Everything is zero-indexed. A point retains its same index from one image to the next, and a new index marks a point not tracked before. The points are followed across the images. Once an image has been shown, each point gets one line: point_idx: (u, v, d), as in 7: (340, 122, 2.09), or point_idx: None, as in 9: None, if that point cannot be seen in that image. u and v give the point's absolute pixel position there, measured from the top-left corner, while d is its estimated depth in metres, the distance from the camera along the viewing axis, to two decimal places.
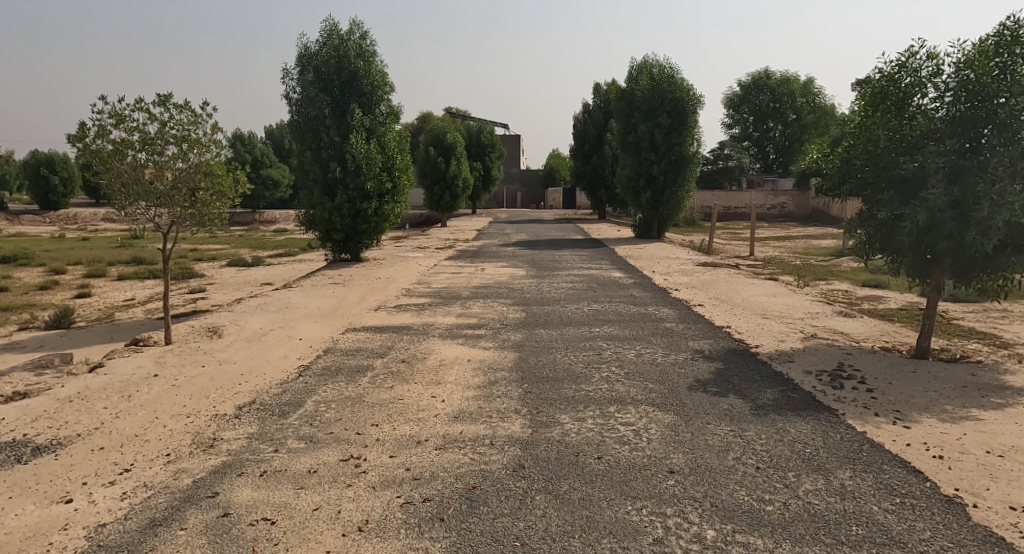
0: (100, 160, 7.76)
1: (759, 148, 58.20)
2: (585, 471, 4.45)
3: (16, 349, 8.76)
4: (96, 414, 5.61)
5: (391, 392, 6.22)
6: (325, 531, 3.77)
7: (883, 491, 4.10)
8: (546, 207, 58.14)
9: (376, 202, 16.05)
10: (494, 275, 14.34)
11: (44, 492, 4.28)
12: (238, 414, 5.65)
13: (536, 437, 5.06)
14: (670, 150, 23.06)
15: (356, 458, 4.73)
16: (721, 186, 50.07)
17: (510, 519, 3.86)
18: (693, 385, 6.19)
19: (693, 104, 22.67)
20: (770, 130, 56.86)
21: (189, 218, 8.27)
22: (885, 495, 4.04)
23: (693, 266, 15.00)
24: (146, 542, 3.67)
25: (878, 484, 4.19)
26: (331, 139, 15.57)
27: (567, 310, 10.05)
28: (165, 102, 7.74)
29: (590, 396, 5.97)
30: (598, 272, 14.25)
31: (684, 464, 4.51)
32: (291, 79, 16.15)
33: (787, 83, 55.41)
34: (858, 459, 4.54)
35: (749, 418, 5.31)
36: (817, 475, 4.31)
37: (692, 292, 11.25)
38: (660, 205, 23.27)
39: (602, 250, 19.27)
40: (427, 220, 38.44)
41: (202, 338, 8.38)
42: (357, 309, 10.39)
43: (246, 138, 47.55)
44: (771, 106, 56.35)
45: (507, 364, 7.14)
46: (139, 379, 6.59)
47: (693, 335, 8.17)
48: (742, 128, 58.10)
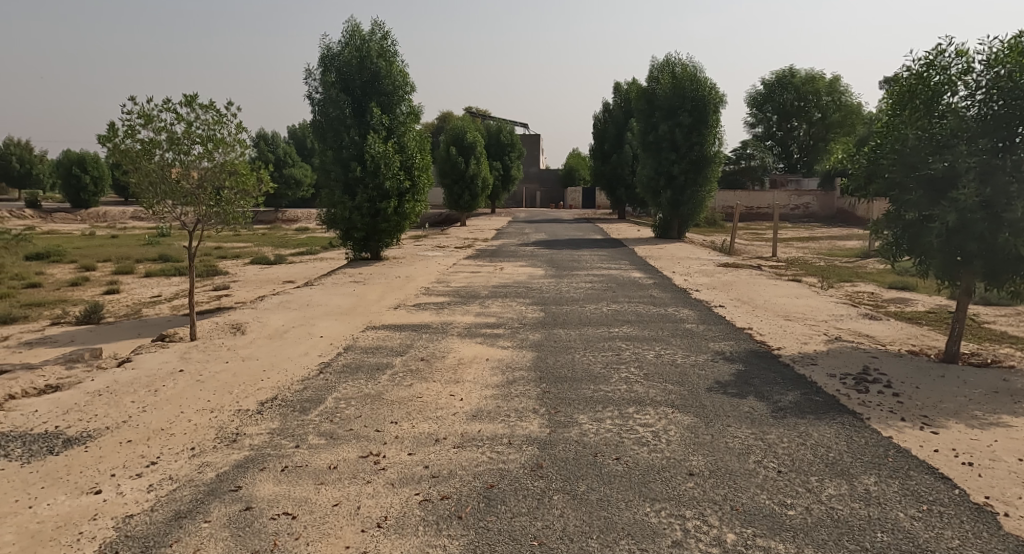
0: (130, 159, 7.91)
1: (782, 147, 57.50)
2: (603, 472, 4.45)
3: (47, 343, 8.99)
4: (124, 408, 5.73)
5: (410, 390, 6.27)
6: (345, 526, 3.82)
7: (910, 498, 4.05)
8: (565, 207, 58.11)
9: (395, 201, 16.13)
10: (513, 274, 14.36)
11: (74, 483, 4.39)
12: (260, 410, 5.74)
13: (554, 437, 5.07)
14: (691, 149, 22.81)
15: (375, 455, 4.78)
16: (743, 185, 49.37)
17: (528, 518, 3.88)
18: (713, 387, 6.16)
19: (715, 102, 22.40)
20: (794, 129, 56.22)
21: (214, 216, 8.42)
22: (911, 502, 3.99)
23: (715, 266, 14.89)
24: (172, 534, 3.75)
25: (905, 490, 4.14)
26: (352, 139, 15.69)
27: (586, 310, 10.04)
28: (191, 102, 7.86)
29: (609, 397, 5.96)
30: (616, 272, 14.18)
31: (704, 467, 4.49)
32: (314, 79, 16.30)
33: (813, 81, 54.80)
34: (883, 464, 4.49)
35: (771, 421, 5.27)
36: (841, 480, 4.26)
37: (712, 293, 11.19)
38: (680, 205, 22.96)
39: (622, 251, 19.15)
40: (446, 220, 38.75)
41: (225, 335, 8.50)
42: (376, 307, 10.49)
43: (269, 137, 48.14)
44: (795, 105, 55.73)
45: (525, 364, 7.14)
46: (165, 374, 6.71)
47: (713, 336, 8.11)
48: (766, 128, 57.47)
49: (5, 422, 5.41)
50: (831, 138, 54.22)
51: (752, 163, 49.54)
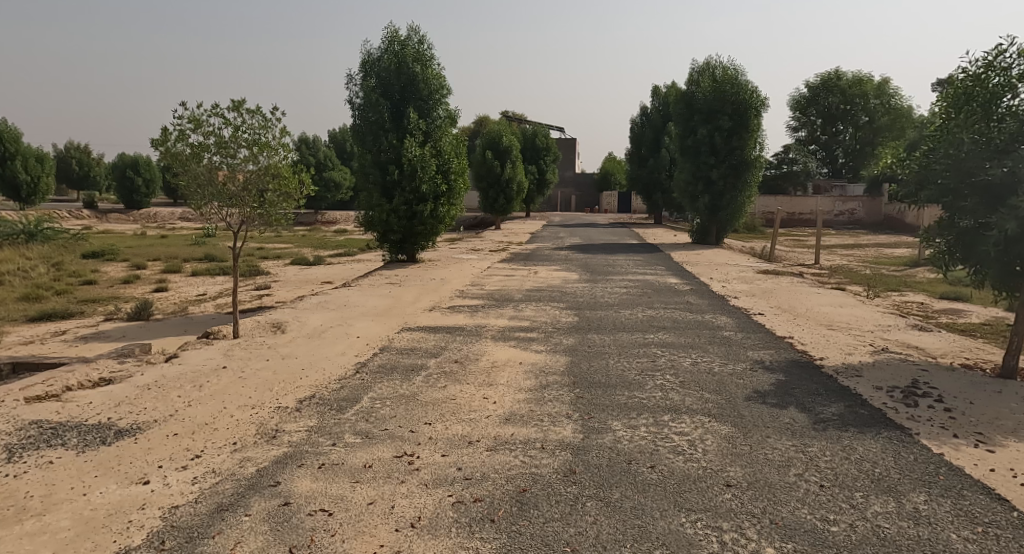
0: (179, 162, 8.18)
1: (826, 152, 56.30)
2: (637, 480, 4.42)
3: (100, 338, 9.35)
4: (171, 402, 5.92)
5: (444, 392, 6.33)
6: (379, 524, 3.88)
7: (964, 519, 3.92)
8: (600, 211, 57.87)
9: (432, 204, 16.29)
10: (547, 278, 14.35)
11: (124, 472, 4.56)
12: (299, 407, 5.86)
13: (587, 443, 5.05)
14: (730, 154, 22.46)
15: (410, 455, 4.84)
16: (784, 191, 48.38)
17: (561, 523, 3.89)
18: (752, 396, 6.06)
19: (756, 106, 22.01)
20: (839, 133, 55.01)
21: (258, 217, 8.64)
22: (965, 523, 3.86)
23: (753, 273, 14.65)
24: (215, 526, 3.86)
25: (958, 510, 4.01)
26: (390, 143, 15.92)
27: (621, 315, 9.99)
28: (238, 107, 8.09)
29: (643, 404, 5.92)
30: (652, 278, 14.06)
31: (742, 478, 4.43)
32: (354, 85, 16.59)
33: (860, 84, 53.59)
34: (934, 483, 4.35)
35: (813, 434, 5.16)
36: (888, 497, 4.16)
37: (751, 301, 11.01)
38: (719, 210, 22.62)
39: (658, 256, 18.97)
40: (481, 224, 38.97)
41: (267, 334, 8.71)
42: (412, 309, 10.62)
43: (311, 141, 49.21)
44: (841, 108, 54.53)
45: (559, 369, 7.13)
46: (209, 370, 6.91)
47: (753, 345, 7.98)
48: (810, 131, 56.36)
49: (61, 413, 5.65)
50: (879, 142, 52.86)
51: (794, 168, 48.53)
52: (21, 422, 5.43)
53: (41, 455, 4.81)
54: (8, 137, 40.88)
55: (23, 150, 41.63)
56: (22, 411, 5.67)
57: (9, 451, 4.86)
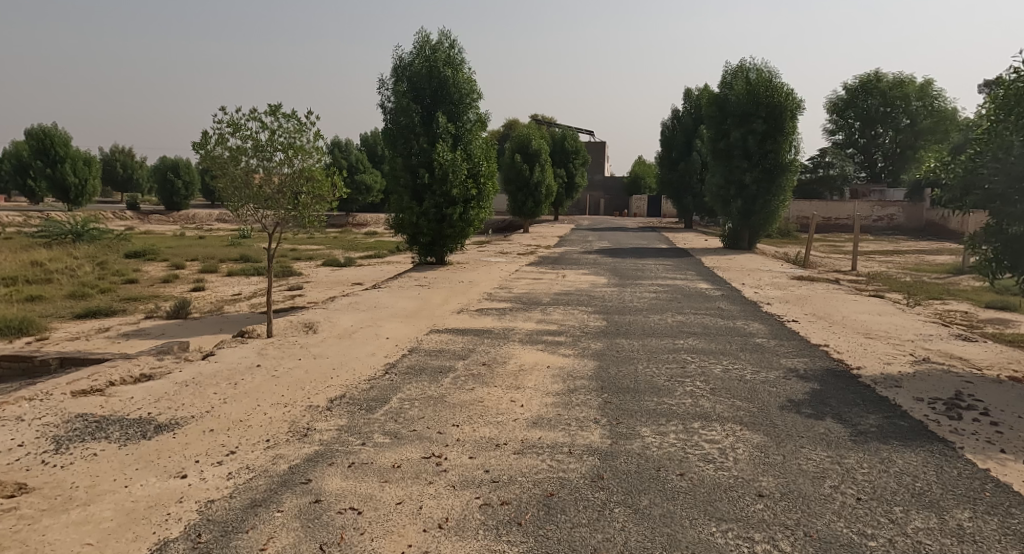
0: (218, 166, 8.38)
1: (865, 155, 55.15)
2: (666, 487, 4.38)
3: (141, 335, 9.61)
4: (207, 399, 6.06)
5: (473, 394, 6.36)
6: (407, 525, 3.91)
7: (1011, 538, 3.80)
8: (630, 215, 57.53)
9: (461, 207, 16.38)
10: (575, 282, 14.32)
11: (163, 466, 4.67)
12: (330, 407, 5.94)
13: (615, 448, 5.02)
14: (764, 158, 22.15)
15: (437, 456, 4.87)
16: (819, 195, 47.47)
17: (589, 529, 3.87)
18: (785, 405, 5.96)
19: (792, 108, 21.65)
20: (879, 136, 53.85)
21: (292, 219, 8.80)
22: (1012, 543, 3.74)
23: (787, 279, 14.41)
24: (248, 521, 3.93)
25: (1004, 529, 3.88)
26: (421, 146, 16.07)
27: (650, 320, 9.91)
28: (275, 111, 8.25)
29: (672, 410, 5.87)
30: (683, 283, 13.92)
31: (775, 489, 4.36)
32: (386, 89, 16.77)
33: (901, 86, 52.39)
34: (979, 499, 4.22)
35: (849, 445, 5.06)
36: (930, 513, 4.05)
37: (785, 307, 10.83)
38: (751, 215, 22.33)
39: (688, 261, 18.78)
40: (509, 227, 39.04)
41: (299, 333, 8.86)
42: (441, 311, 10.68)
43: (343, 144, 50.01)
44: (882, 110, 53.37)
45: (587, 373, 7.10)
46: (244, 368, 7.05)
47: (786, 352, 7.85)
48: (848, 134, 55.29)
49: (104, 407, 5.82)
50: (922, 146, 51.59)
51: (831, 172, 47.60)
52: (67, 414, 5.61)
53: (86, 447, 4.97)
54: (58, 141, 42.52)
55: (72, 154, 43.07)
56: (68, 404, 5.86)
57: (56, 442, 5.03)
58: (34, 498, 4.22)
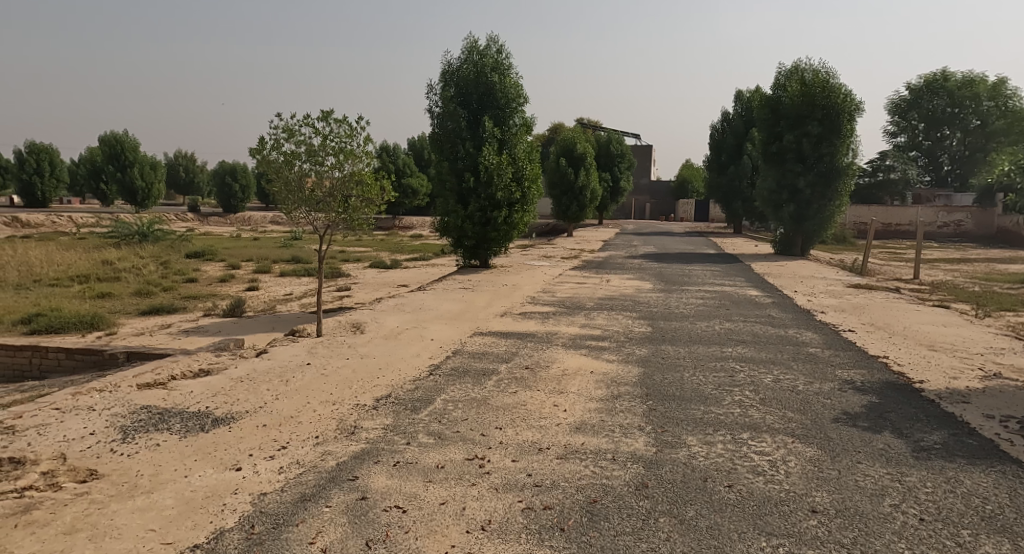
0: (273, 170, 8.62)
1: (930, 158, 53.08)
2: (713, 499, 4.29)
3: (199, 332, 9.95)
4: (260, 395, 6.22)
5: (515, 397, 6.35)
6: (450, 525, 3.93)
7: None
8: (676, 220, 56.71)
9: (506, 211, 16.41)
10: (619, 287, 14.19)
11: (219, 459, 4.81)
12: (376, 406, 6.01)
13: (661, 457, 4.93)
14: (819, 161, 21.49)
15: (480, 458, 4.88)
16: (879, 199, 45.87)
17: (633, 538, 3.82)
18: (841, 418, 5.75)
19: (850, 110, 20.94)
20: (945, 138, 51.77)
21: (342, 222, 8.97)
22: None
23: (842, 287, 13.97)
24: (298, 515, 4.01)
25: None
26: (467, 151, 16.19)
27: (696, 327, 9.74)
28: (327, 117, 8.43)
29: (720, 420, 5.74)
30: (731, 289, 13.64)
31: (829, 505, 4.21)
32: (435, 94, 16.96)
33: (971, 85, 50.24)
34: None
35: (911, 462, 4.85)
36: (1002, 538, 3.84)
37: (841, 316, 10.48)
38: (805, 220, 21.67)
39: (737, 267, 18.38)
40: (553, 231, 39.00)
41: (347, 334, 9.02)
42: (484, 314, 10.73)
43: (391, 148, 50.87)
44: (949, 111, 51.32)
45: (631, 379, 7.00)
46: (295, 366, 7.23)
47: (841, 363, 7.58)
48: (911, 137, 53.37)
49: (167, 400, 6.04)
50: (992, 148, 49.37)
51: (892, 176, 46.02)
52: (133, 406, 5.84)
53: (150, 438, 5.16)
54: (127, 146, 44.60)
55: (140, 159, 44.95)
56: (134, 396, 6.11)
57: (123, 432, 5.24)
58: (103, 484, 4.40)
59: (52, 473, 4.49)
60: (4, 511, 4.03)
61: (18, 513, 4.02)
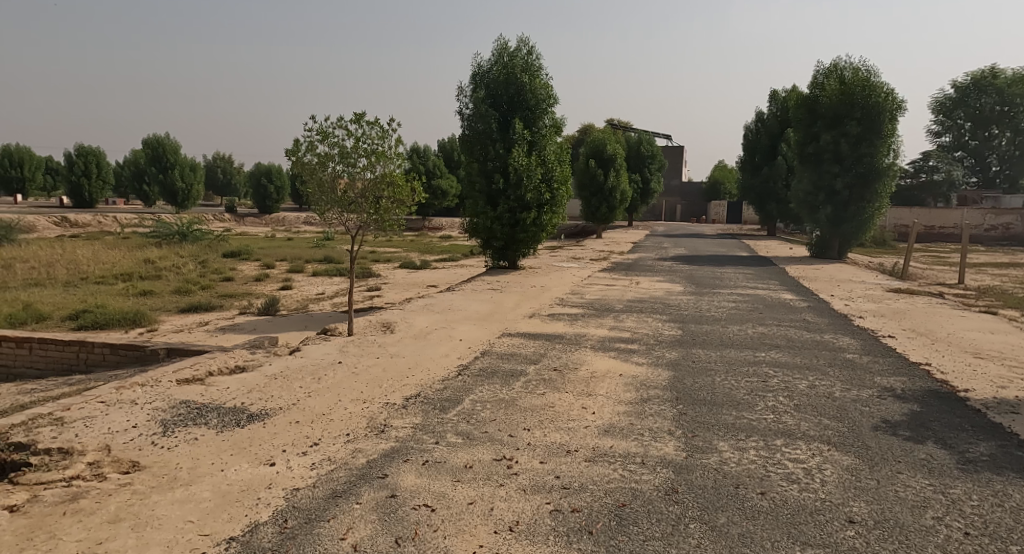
0: (307, 171, 8.73)
1: (977, 158, 51.48)
2: (745, 506, 4.20)
3: (235, 329, 10.15)
4: (294, 392, 6.31)
5: (543, 399, 6.32)
6: (479, 525, 3.92)
7: None
8: (708, 221, 56.01)
9: (535, 212, 16.37)
10: (649, 289, 14.05)
11: (253, 454, 4.88)
12: (405, 405, 6.04)
13: (691, 462, 4.85)
14: (858, 162, 20.96)
15: (508, 459, 4.86)
16: (921, 201, 44.62)
17: (662, 543, 3.76)
18: (880, 427, 5.59)
19: (891, 109, 20.40)
20: (993, 138, 50.15)
21: (373, 223, 9.04)
22: None
23: (882, 291, 13.62)
24: (329, 511, 4.04)
25: None
26: (497, 152, 16.20)
27: (728, 331, 9.58)
28: (359, 119, 8.51)
29: (753, 426, 5.63)
30: (764, 293, 13.39)
31: (867, 515, 4.09)
32: (465, 96, 17.01)
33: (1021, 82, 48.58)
34: None
35: (955, 474, 4.69)
36: None
37: (880, 322, 10.21)
38: (842, 223, 21.16)
39: (770, 270, 18.06)
40: (583, 233, 38.87)
41: (377, 333, 9.09)
42: (513, 315, 10.73)
43: (422, 150, 51.26)
44: (997, 110, 49.69)
45: (661, 383, 6.91)
46: (327, 364, 7.31)
47: (880, 370, 7.37)
48: (956, 136, 51.88)
49: (204, 395, 6.16)
50: None
51: (936, 176, 44.73)
52: (172, 400, 5.97)
53: (188, 432, 5.26)
54: (169, 149, 45.78)
55: (182, 161, 46.12)
56: (173, 391, 6.24)
57: (164, 425, 5.36)
58: (145, 475, 4.50)
59: (97, 464, 4.61)
60: (53, 499, 4.15)
61: (66, 501, 4.14)
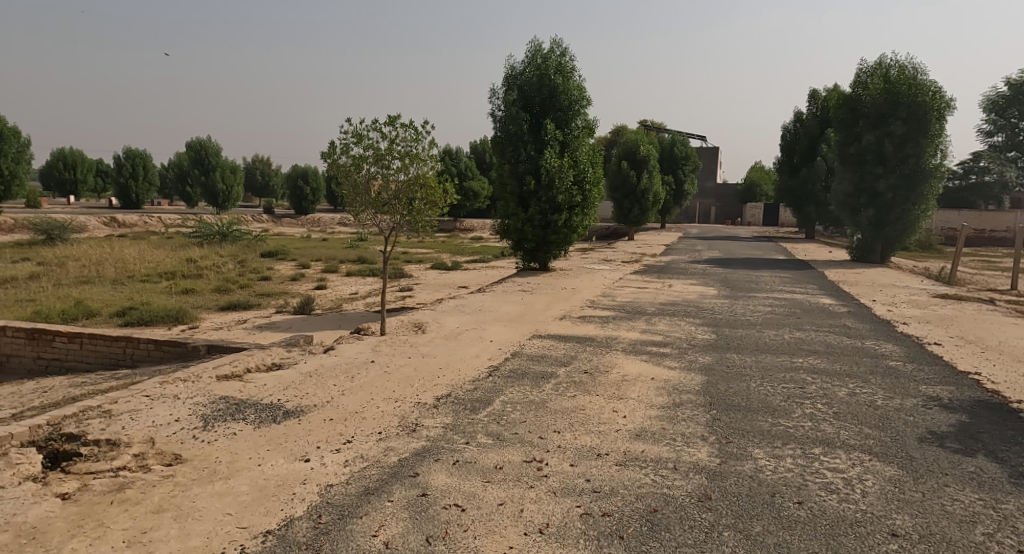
0: (342, 173, 8.83)
1: None
2: (782, 515, 4.08)
3: (272, 328, 10.31)
4: (328, 390, 6.37)
5: (574, 401, 6.26)
6: (509, 526, 3.89)
7: None
8: (743, 224, 55.07)
9: (566, 214, 16.29)
10: (682, 292, 13.87)
11: (288, 450, 4.93)
12: (436, 405, 6.05)
13: (725, 469, 4.74)
14: (903, 163, 20.36)
15: (538, 461, 4.82)
16: (970, 203, 43.18)
17: (695, 551, 3.69)
18: (926, 437, 5.39)
19: (939, 108, 19.75)
20: None
21: (406, 224, 9.09)
22: None
23: (927, 297, 13.19)
24: (361, 508, 4.05)
25: None
26: (529, 154, 16.17)
27: (764, 336, 9.37)
28: (394, 122, 8.58)
29: (790, 433, 5.47)
30: (801, 297, 13.08)
31: (912, 529, 3.94)
32: (497, 98, 17.04)
33: None
34: None
35: (1006, 488, 4.49)
36: None
37: (925, 328, 9.88)
38: (886, 225, 20.57)
39: (808, 273, 17.66)
40: (614, 236, 38.65)
41: (409, 333, 9.14)
42: (544, 316, 10.68)
43: (454, 153, 51.50)
44: None
45: (694, 388, 6.78)
46: (360, 363, 7.37)
47: (926, 379, 7.11)
48: (1008, 136, 50.09)
49: (243, 391, 6.26)
50: None
51: (986, 178, 43.24)
52: (212, 396, 6.08)
53: (228, 427, 5.35)
54: (211, 152, 46.83)
55: (223, 164, 47.13)
56: (213, 386, 6.36)
57: (204, 420, 5.45)
58: (187, 468, 4.59)
59: (142, 455, 4.71)
60: (102, 488, 4.25)
61: (113, 491, 4.23)
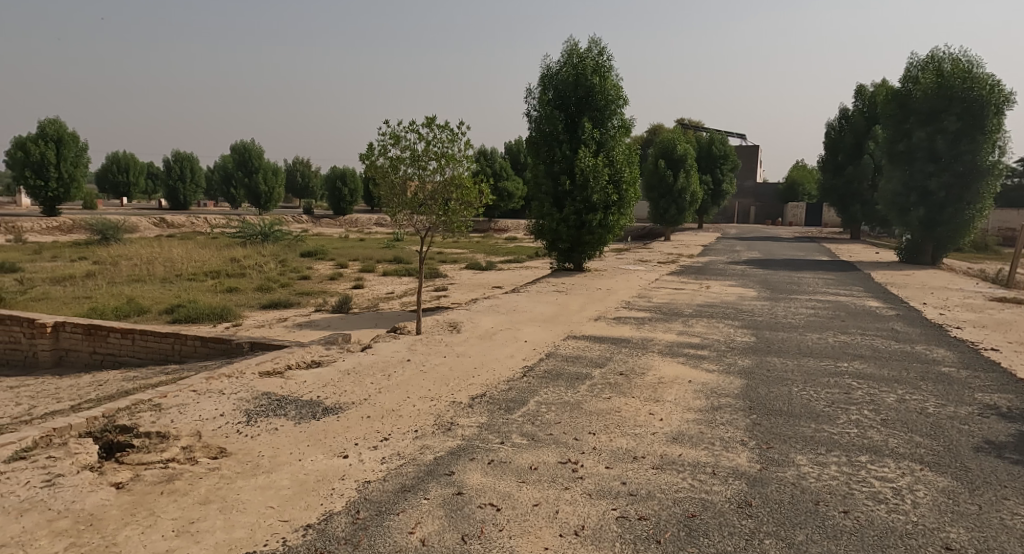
0: (380, 174, 8.90)
1: None
2: (827, 524, 3.94)
3: (310, 326, 10.46)
4: (366, 387, 6.41)
5: (609, 403, 6.18)
6: (544, 527, 3.85)
7: None
8: (783, 224, 53.88)
9: (601, 214, 16.14)
10: (720, 294, 13.61)
11: (327, 446, 4.97)
12: (471, 404, 6.04)
13: (766, 475, 4.61)
14: (956, 160, 19.59)
15: (574, 463, 4.76)
16: None
17: None
18: (981, 447, 5.16)
19: (996, 103, 18.96)
20: None
21: (441, 224, 9.12)
22: None
23: (982, 300, 12.68)
24: (399, 504, 4.06)
25: None
26: (563, 154, 16.08)
27: (806, 339, 9.12)
28: (431, 123, 8.60)
29: (834, 440, 5.30)
30: (846, 299, 12.70)
31: (967, 543, 3.77)
32: (533, 98, 17.00)
33: None
34: None
35: None
36: None
37: (980, 333, 9.49)
38: (937, 225, 19.84)
39: (852, 275, 17.16)
40: (650, 236, 38.24)
41: (443, 332, 9.16)
42: (578, 317, 10.60)
43: (489, 153, 51.62)
44: None
45: (732, 391, 6.63)
46: (396, 361, 7.41)
47: (982, 386, 6.80)
48: None
49: (284, 387, 6.36)
50: None
51: None
52: (255, 391, 6.19)
53: (269, 422, 5.42)
54: (254, 154, 47.95)
55: (266, 166, 48.14)
56: (256, 382, 6.47)
57: (247, 415, 5.55)
58: (231, 461, 4.66)
59: (189, 448, 4.81)
60: (152, 479, 4.35)
61: (163, 482, 4.32)
